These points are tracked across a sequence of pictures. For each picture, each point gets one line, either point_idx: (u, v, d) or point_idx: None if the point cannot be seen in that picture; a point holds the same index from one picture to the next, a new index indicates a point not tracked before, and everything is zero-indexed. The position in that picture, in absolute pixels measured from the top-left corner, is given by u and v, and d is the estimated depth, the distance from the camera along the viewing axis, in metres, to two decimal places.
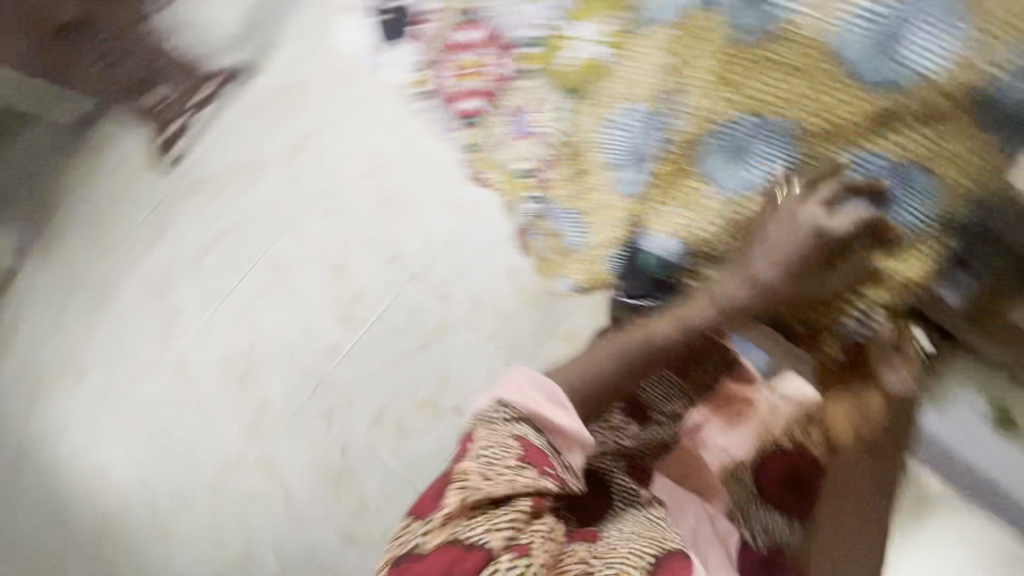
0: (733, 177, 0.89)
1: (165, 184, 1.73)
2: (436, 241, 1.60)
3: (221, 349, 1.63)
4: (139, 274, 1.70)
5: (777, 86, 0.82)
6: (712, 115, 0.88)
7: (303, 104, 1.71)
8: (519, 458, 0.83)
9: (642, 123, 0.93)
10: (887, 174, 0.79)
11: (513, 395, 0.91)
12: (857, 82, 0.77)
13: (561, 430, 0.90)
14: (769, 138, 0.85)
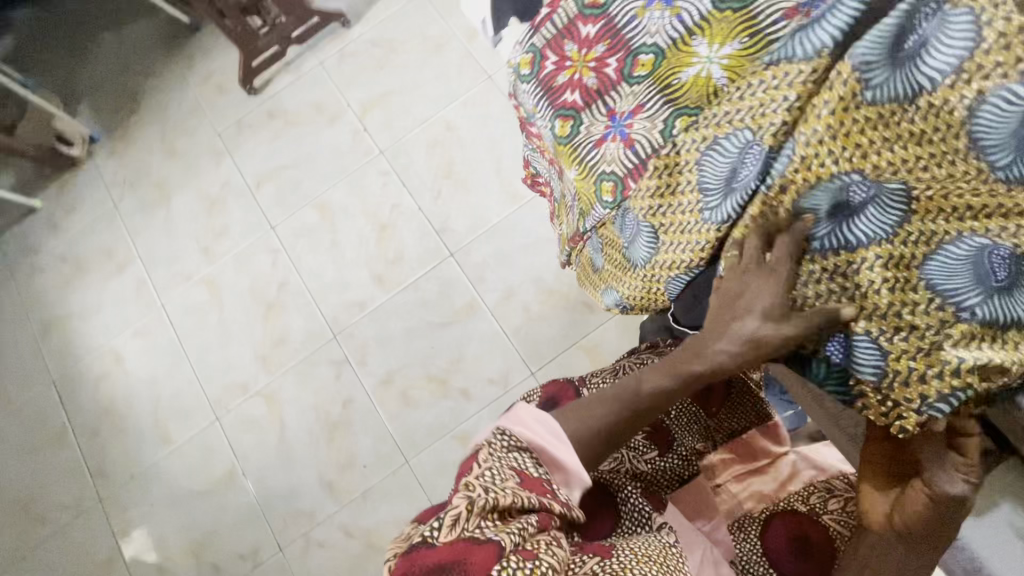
0: (817, 254, 0.54)
1: (246, 108, 1.80)
2: (485, 224, 1.59)
3: (256, 275, 1.67)
4: (201, 186, 1.77)
5: (904, 142, 0.52)
6: (800, 177, 0.54)
7: (394, 63, 1.74)
8: (516, 476, 0.52)
9: (753, 148, 0.57)
10: (994, 268, 0.51)
11: (517, 425, 0.56)
12: (988, 166, 0.51)
13: (561, 469, 0.54)
14: (879, 219, 0.53)
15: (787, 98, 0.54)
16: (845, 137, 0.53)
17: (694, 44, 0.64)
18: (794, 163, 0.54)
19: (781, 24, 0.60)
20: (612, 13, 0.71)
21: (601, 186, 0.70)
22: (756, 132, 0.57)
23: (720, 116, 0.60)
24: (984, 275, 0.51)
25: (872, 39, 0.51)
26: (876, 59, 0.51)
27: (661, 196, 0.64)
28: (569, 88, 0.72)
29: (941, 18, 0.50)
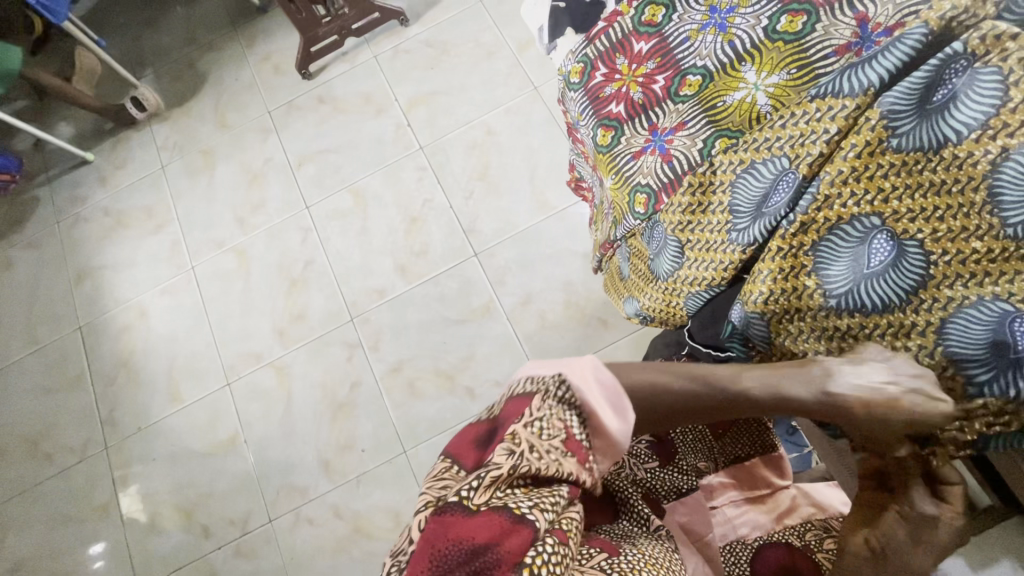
0: (834, 310, 0.55)
1: (298, 92, 1.87)
2: (512, 229, 1.62)
3: (285, 251, 1.72)
4: (245, 158, 1.83)
5: (922, 192, 0.50)
6: (825, 217, 0.55)
7: (444, 64, 1.80)
8: (562, 435, 0.52)
9: (783, 177, 0.59)
10: (1018, 338, 0.46)
11: (578, 380, 0.54)
12: (1002, 224, 0.46)
13: (606, 435, 0.54)
14: (898, 277, 0.51)
15: (828, 131, 0.56)
16: (866, 181, 0.53)
17: (743, 70, 0.67)
18: (816, 202, 0.55)
19: (833, 64, 0.62)
20: (666, 32, 0.73)
21: (635, 197, 0.73)
22: (791, 162, 0.58)
23: (760, 143, 0.62)
24: (1002, 346, 0.47)
25: (901, 90, 0.52)
26: (903, 109, 0.52)
27: (690, 214, 0.66)
28: (614, 99, 0.75)
29: (971, 73, 0.48)
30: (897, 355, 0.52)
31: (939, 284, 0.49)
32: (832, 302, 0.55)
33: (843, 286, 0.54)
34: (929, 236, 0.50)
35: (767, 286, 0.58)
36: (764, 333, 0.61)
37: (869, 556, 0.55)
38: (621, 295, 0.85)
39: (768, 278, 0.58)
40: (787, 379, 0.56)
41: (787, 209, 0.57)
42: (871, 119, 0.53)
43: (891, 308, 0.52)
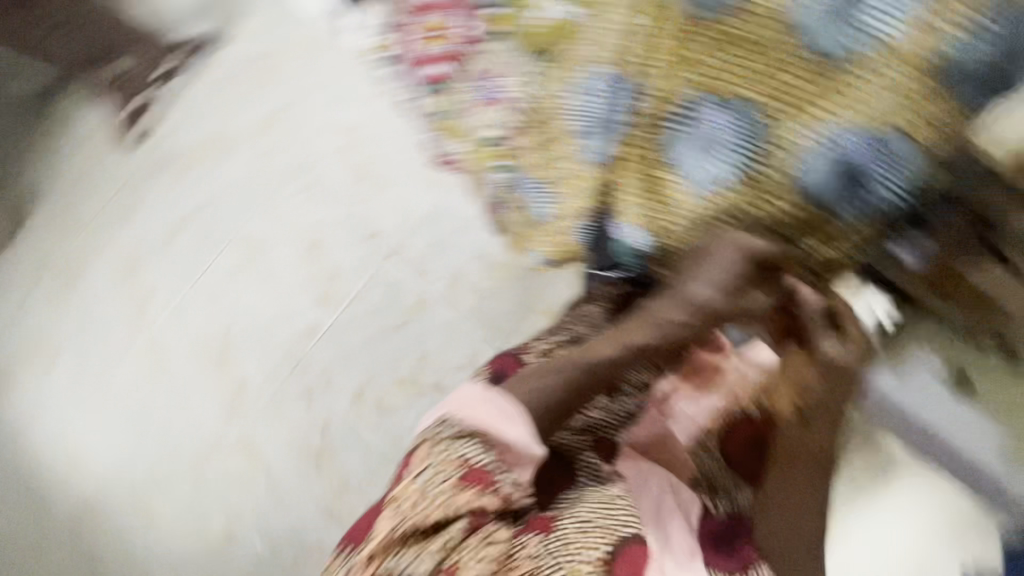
0: (694, 185, 0.72)
1: (134, 162, 1.69)
2: (413, 217, 1.55)
3: (198, 328, 1.60)
4: (109, 252, 1.66)
5: (722, 71, 0.66)
6: (666, 117, 0.70)
7: (277, 75, 1.65)
8: (461, 468, 0.66)
9: (612, 94, 0.72)
10: (829, 150, 0.65)
11: (464, 416, 0.68)
12: (805, 48, 0.62)
13: (510, 445, 0.68)
14: (727, 149, 0.69)
15: (641, 24, 0.67)
16: (679, 80, 0.68)
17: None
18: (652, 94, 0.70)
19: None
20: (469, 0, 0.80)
21: (501, 150, 0.87)
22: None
23: (584, 60, 0.72)
24: (819, 160, 0.66)
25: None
26: None
27: (552, 147, 0.79)
28: (451, 68, 0.87)
29: None
30: None
31: (775, 117, 0.66)
32: (694, 188, 0.72)
33: (697, 160, 0.71)
34: None
35: (633, 196, 0.76)
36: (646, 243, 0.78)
37: None
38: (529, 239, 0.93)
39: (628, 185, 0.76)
40: None
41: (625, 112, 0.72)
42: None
43: (733, 159, 0.69)
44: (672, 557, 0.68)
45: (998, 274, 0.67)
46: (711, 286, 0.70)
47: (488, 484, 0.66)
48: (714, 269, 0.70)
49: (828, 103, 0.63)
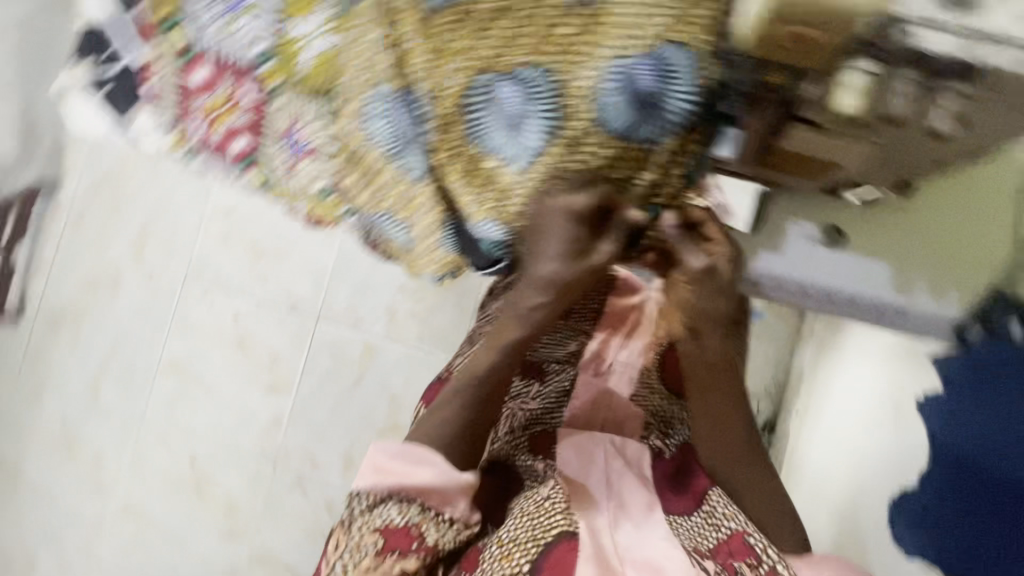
0: (524, 171, 0.49)
1: (25, 336, 1.55)
2: (326, 272, 1.48)
3: (162, 471, 1.49)
4: (42, 435, 1.53)
5: (488, 24, 0.44)
6: (450, 107, 0.49)
7: (130, 191, 1.54)
8: (379, 537, 0.54)
9: (396, 103, 0.52)
10: (627, 85, 0.43)
11: (368, 479, 0.56)
12: None
13: (431, 490, 0.55)
14: (537, 107, 0.46)
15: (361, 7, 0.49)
16: (444, 54, 0.47)
17: (287, 29, 0.53)
18: (429, 96, 0.49)
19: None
20: (196, 44, 0.57)
21: (329, 202, 0.68)
22: (389, 85, 0.51)
23: (349, 85, 0.53)
24: (626, 100, 0.44)
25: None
26: None
27: (371, 185, 0.59)
28: (234, 138, 0.66)
29: None
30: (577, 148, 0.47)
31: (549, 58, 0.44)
32: (517, 167, 0.49)
33: (509, 146, 0.49)
34: (533, 51, 0.44)
35: (473, 199, 0.54)
36: (490, 231, 0.55)
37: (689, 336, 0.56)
38: (417, 269, 0.72)
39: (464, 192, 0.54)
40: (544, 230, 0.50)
41: (420, 116, 0.51)
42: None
43: (545, 128, 0.46)
44: (630, 519, 0.61)
45: (804, 133, 0.46)
46: (557, 260, 0.51)
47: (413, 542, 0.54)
48: (543, 237, 0.50)
49: (628, 16, 0.41)
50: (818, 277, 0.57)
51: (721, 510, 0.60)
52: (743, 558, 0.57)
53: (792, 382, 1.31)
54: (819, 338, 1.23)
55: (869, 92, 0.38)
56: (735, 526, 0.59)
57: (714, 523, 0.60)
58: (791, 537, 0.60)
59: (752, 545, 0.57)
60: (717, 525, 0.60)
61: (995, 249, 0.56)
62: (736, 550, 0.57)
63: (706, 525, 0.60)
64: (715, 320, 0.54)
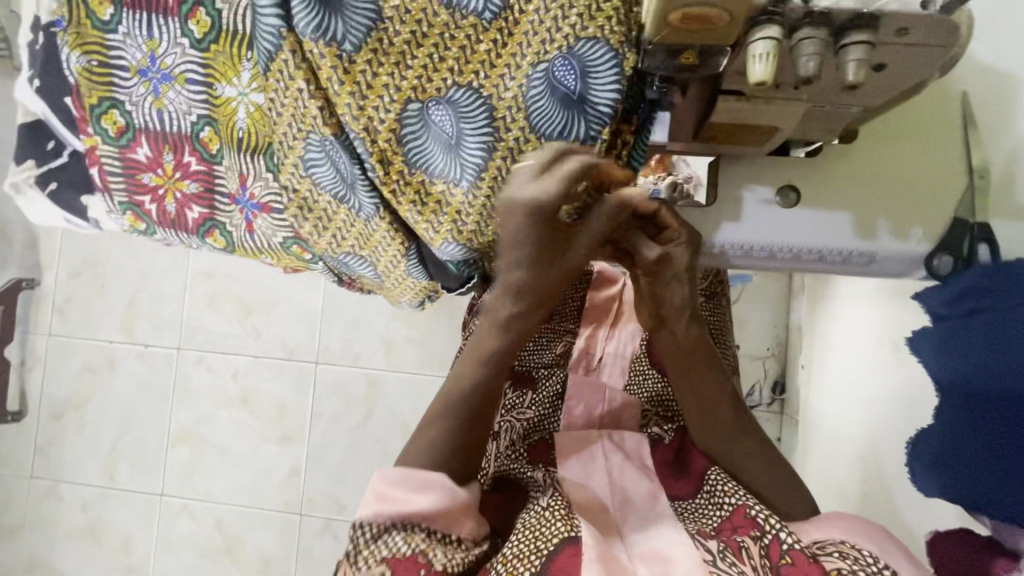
0: (471, 189, 0.49)
1: (32, 431, 1.55)
2: (317, 315, 1.49)
3: (191, 539, 1.48)
4: (67, 526, 1.53)
5: (412, 55, 0.47)
6: (385, 139, 0.49)
7: (110, 270, 1.55)
8: (386, 567, 0.49)
9: (330, 145, 0.51)
10: (558, 84, 0.46)
11: (369, 510, 0.52)
12: (478, 14, 0.45)
13: (437, 514, 0.52)
14: (472, 121, 0.48)
15: (289, 56, 0.48)
16: (371, 90, 0.48)
17: (221, 91, 0.56)
18: (364, 138, 0.49)
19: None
20: (139, 123, 0.60)
21: (294, 252, 0.65)
22: (317, 131, 0.51)
23: (286, 137, 0.53)
24: (556, 99, 0.46)
25: (299, 10, 0.47)
26: (321, 21, 0.46)
27: (327, 230, 0.58)
28: (185, 208, 0.64)
29: None
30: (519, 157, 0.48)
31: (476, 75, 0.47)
32: (463, 184, 0.49)
33: (453, 167, 0.49)
34: (455, 74, 0.47)
35: (426, 223, 0.52)
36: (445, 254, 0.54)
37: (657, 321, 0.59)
38: (399, 299, 0.72)
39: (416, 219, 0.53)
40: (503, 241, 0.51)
41: (357, 158, 0.51)
42: (315, 52, 0.47)
43: (485, 140, 0.48)
44: (635, 512, 0.62)
45: (734, 105, 0.45)
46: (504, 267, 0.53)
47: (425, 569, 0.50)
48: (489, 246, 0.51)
49: (543, 17, 0.45)
50: (776, 238, 0.57)
51: (722, 488, 0.61)
52: (746, 531, 0.56)
53: (794, 339, 1.31)
54: (811, 292, 1.23)
55: (774, 58, 0.37)
56: (736, 501, 0.59)
57: (716, 501, 0.60)
58: (793, 503, 0.61)
59: (754, 517, 0.56)
60: (720, 503, 0.60)
61: (951, 189, 0.56)
62: (739, 525, 0.57)
63: (708, 505, 0.61)
64: (676, 306, 0.59)
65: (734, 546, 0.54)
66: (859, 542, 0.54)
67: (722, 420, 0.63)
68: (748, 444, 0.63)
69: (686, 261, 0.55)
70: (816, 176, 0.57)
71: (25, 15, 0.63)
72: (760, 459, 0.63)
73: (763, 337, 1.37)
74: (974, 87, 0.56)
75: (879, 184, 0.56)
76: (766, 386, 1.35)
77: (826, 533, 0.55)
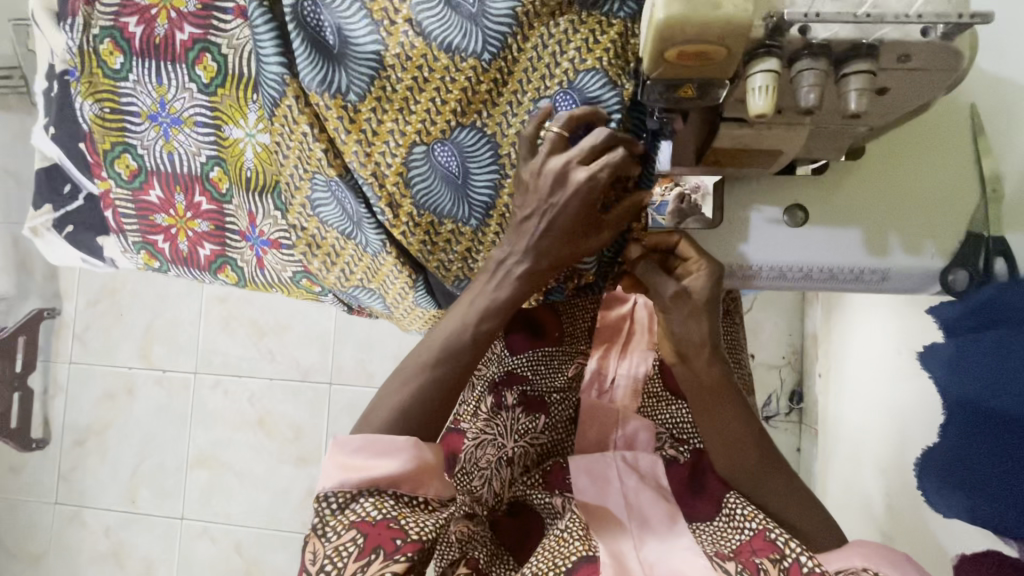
0: (481, 225, 0.51)
1: (53, 459, 1.57)
2: (329, 336, 1.50)
3: (212, 562, 1.49)
4: (91, 550, 1.55)
5: (414, 100, 0.48)
6: (392, 183, 0.50)
7: (127, 298, 1.58)
8: (357, 534, 0.50)
9: (337, 187, 0.52)
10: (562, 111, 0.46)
11: (334, 480, 0.52)
12: (478, 56, 0.46)
13: (403, 477, 0.52)
14: (478, 161, 0.49)
15: (294, 101, 0.50)
16: (377, 136, 0.49)
17: (229, 132, 0.57)
18: (373, 184, 0.50)
19: (234, 30, 0.54)
20: (151, 166, 0.61)
21: (304, 284, 0.65)
22: (323, 173, 0.52)
23: (295, 180, 0.54)
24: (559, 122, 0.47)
25: (305, 65, 0.49)
26: (327, 75, 0.48)
27: (335, 264, 0.59)
28: (197, 246, 0.65)
29: (326, 8, 0.48)
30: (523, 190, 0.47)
31: (476, 115, 0.48)
32: (473, 223, 0.51)
33: (462, 207, 0.50)
34: (458, 114, 0.48)
35: (437, 260, 0.53)
36: (457, 292, 0.55)
37: (679, 360, 0.60)
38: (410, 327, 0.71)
39: (426, 256, 0.53)
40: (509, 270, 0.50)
41: (364, 200, 0.52)
42: (321, 103, 0.49)
43: (491, 178, 0.49)
44: (652, 533, 0.62)
45: (738, 132, 0.45)
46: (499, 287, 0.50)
47: (393, 531, 0.50)
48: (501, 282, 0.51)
49: (542, 53, 0.46)
50: (788, 258, 0.56)
51: (740, 511, 0.60)
52: (765, 553, 0.55)
53: (810, 348, 1.29)
54: (825, 300, 1.21)
55: (774, 90, 0.37)
56: (756, 525, 0.58)
57: (736, 525, 0.59)
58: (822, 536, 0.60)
59: (773, 540, 0.56)
60: (739, 527, 0.59)
61: (964, 200, 0.55)
62: (759, 548, 0.56)
63: (728, 528, 0.60)
64: (697, 344, 0.58)
65: (752, 568, 0.54)
66: (882, 569, 0.52)
67: (746, 451, 0.61)
68: (773, 474, 0.62)
69: (707, 293, 0.56)
70: (825, 194, 0.56)
71: (40, 63, 0.65)
72: (788, 491, 0.62)
73: (779, 346, 1.35)
74: (982, 99, 0.55)
75: (890, 199, 0.55)
76: (783, 396, 1.33)
77: (847, 560, 0.54)
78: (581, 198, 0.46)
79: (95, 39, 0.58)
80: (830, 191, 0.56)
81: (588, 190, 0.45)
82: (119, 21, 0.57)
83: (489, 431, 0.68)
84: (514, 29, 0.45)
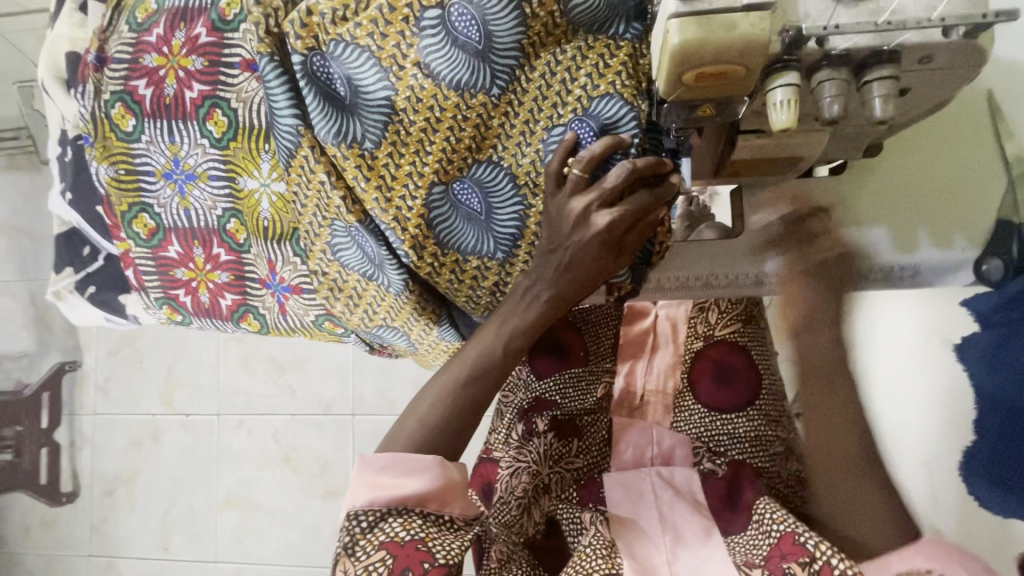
0: (507, 257, 0.50)
1: (84, 511, 1.58)
2: (348, 367, 1.50)
3: None
4: None
5: (429, 141, 0.48)
6: (414, 225, 0.49)
7: (146, 346, 1.59)
8: (386, 554, 0.48)
9: (358, 232, 0.52)
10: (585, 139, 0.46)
11: (362, 498, 0.51)
12: (489, 92, 0.46)
13: (429, 495, 0.51)
14: (499, 196, 0.49)
15: (310, 150, 0.50)
16: (396, 181, 0.49)
17: (244, 183, 0.58)
18: (395, 228, 0.50)
19: (241, 83, 0.54)
20: (168, 224, 0.62)
21: (327, 326, 0.65)
22: (343, 220, 0.52)
23: (313, 227, 0.54)
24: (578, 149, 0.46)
25: (318, 119, 0.49)
26: (340, 126, 0.49)
27: (357, 306, 0.59)
28: (218, 296, 0.65)
29: (333, 60, 0.49)
30: (548, 222, 0.47)
31: (491, 149, 0.48)
32: (498, 256, 0.50)
33: (486, 241, 0.50)
34: (474, 152, 0.48)
35: (464, 295, 0.53)
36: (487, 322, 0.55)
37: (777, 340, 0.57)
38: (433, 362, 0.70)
39: (455, 291, 0.53)
40: (528, 300, 0.50)
41: (385, 244, 0.51)
42: (338, 154, 0.49)
43: (513, 210, 0.49)
44: (686, 547, 0.61)
45: (759, 141, 0.45)
46: (527, 320, 0.50)
47: (421, 553, 0.48)
48: (527, 310, 0.50)
49: (551, 80, 0.46)
50: (813, 261, 0.56)
51: (770, 517, 0.58)
52: (794, 557, 0.53)
53: None
54: None
55: (797, 104, 0.36)
56: (783, 527, 0.56)
57: (765, 529, 0.58)
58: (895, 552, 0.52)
59: (803, 543, 0.54)
60: (767, 531, 0.57)
61: (989, 188, 0.54)
62: (787, 551, 0.54)
63: (759, 535, 0.58)
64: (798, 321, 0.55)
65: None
66: None
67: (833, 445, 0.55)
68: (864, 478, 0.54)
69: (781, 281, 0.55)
70: (845, 194, 0.55)
71: (53, 131, 0.66)
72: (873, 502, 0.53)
73: None
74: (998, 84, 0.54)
75: (910, 194, 0.55)
76: None
77: None
78: (599, 240, 0.45)
79: (107, 105, 0.58)
80: (852, 192, 0.55)
81: (607, 235, 0.45)
82: (129, 84, 0.57)
83: (523, 459, 0.65)
84: (523, 61, 0.46)
